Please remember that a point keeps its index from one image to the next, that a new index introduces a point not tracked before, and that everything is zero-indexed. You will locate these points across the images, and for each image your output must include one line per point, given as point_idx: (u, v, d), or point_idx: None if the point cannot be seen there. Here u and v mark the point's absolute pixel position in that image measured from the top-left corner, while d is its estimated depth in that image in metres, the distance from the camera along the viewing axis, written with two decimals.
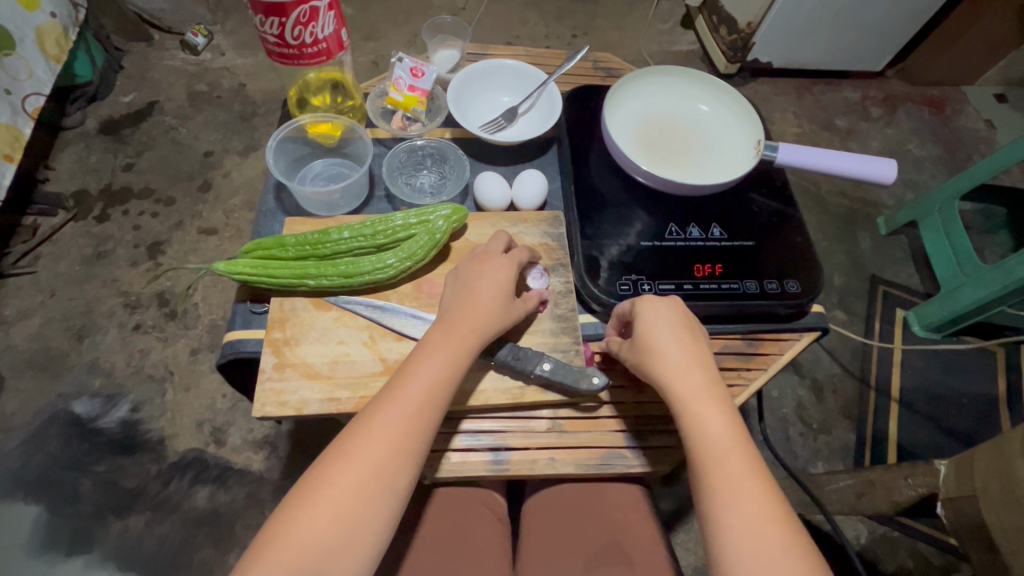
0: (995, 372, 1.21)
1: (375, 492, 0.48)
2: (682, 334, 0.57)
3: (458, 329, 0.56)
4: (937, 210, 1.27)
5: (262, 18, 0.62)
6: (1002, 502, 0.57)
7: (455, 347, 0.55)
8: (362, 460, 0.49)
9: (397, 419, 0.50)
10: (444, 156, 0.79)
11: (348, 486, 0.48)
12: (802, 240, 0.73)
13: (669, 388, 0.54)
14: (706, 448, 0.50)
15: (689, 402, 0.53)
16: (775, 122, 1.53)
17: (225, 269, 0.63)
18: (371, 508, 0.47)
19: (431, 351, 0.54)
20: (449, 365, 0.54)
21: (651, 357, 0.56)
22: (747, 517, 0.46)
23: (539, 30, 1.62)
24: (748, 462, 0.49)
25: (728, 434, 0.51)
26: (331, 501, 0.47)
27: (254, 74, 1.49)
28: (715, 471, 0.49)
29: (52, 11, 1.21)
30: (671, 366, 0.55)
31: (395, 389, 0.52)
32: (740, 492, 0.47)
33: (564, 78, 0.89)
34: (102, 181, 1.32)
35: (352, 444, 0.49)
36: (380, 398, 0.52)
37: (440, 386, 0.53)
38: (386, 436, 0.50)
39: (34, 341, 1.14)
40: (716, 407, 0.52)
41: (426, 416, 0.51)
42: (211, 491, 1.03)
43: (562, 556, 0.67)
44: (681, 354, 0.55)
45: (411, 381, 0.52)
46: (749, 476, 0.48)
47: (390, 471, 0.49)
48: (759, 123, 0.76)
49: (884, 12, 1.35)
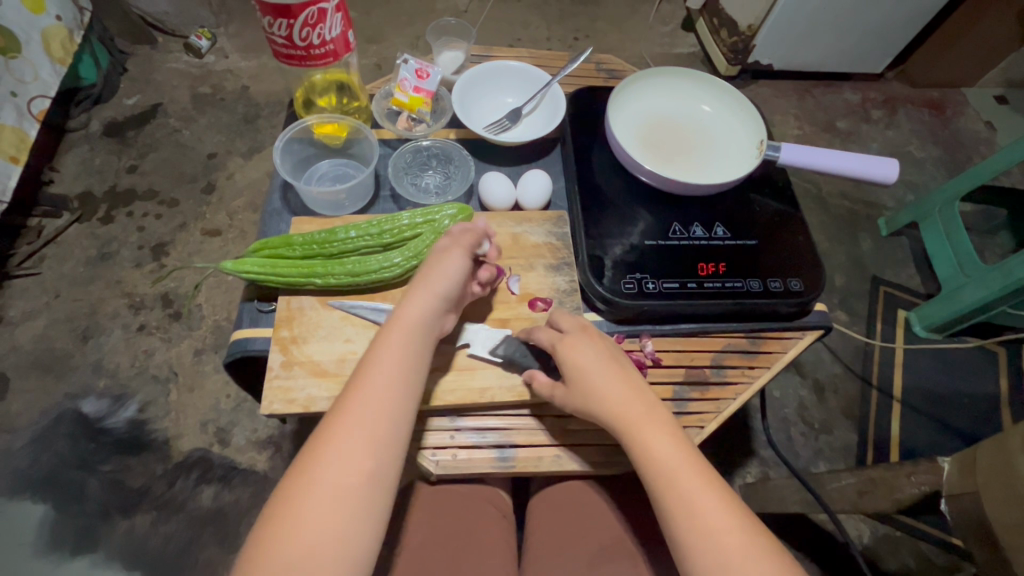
0: (997, 372, 1.22)
1: (357, 494, 0.47)
2: (616, 363, 0.57)
3: (405, 319, 0.55)
4: (938, 210, 1.28)
5: (270, 19, 0.63)
6: (1006, 499, 0.57)
7: (409, 340, 0.54)
8: (336, 467, 0.47)
9: (363, 420, 0.49)
10: (449, 157, 0.79)
11: (318, 492, 0.46)
12: (804, 239, 0.73)
13: (611, 415, 0.54)
14: (660, 469, 0.51)
15: (634, 425, 0.53)
16: (776, 124, 1.54)
17: (232, 268, 0.63)
18: (358, 510, 0.46)
19: (382, 352, 0.53)
20: (408, 358, 0.53)
21: (588, 384, 0.55)
22: (708, 532, 0.47)
23: (540, 32, 1.62)
24: (700, 474, 0.50)
25: (676, 451, 0.51)
26: (313, 511, 0.45)
27: (258, 76, 1.50)
28: (669, 492, 0.50)
29: (57, 14, 1.22)
30: (610, 391, 0.55)
31: (354, 391, 0.51)
32: (699, 511, 0.48)
33: (568, 80, 0.90)
34: (106, 183, 1.33)
35: (320, 455, 0.48)
36: (336, 406, 0.51)
37: (403, 379, 0.52)
38: (350, 438, 0.48)
39: (38, 342, 1.15)
40: (660, 429, 0.53)
41: (387, 415, 0.50)
42: (216, 491, 1.03)
43: (566, 552, 0.67)
44: (617, 377, 0.56)
45: (367, 382, 0.51)
46: (701, 488, 0.49)
47: (369, 471, 0.48)
48: (760, 123, 0.77)
49: (884, 15, 1.36)
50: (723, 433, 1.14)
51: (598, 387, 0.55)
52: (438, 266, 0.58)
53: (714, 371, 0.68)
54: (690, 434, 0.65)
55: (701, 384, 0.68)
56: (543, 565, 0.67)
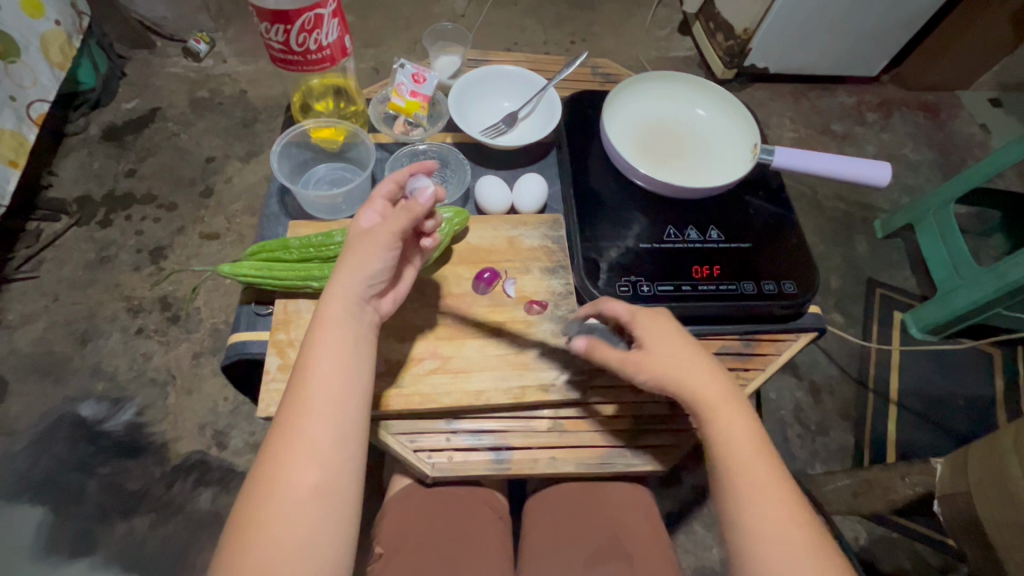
0: (992, 374, 1.22)
1: (310, 496, 0.46)
2: (691, 344, 0.56)
3: (331, 310, 0.52)
4: (933, 212, 1.29)
5: (267, 25, 0.63)
6: (998, 500, 0.57)
7: (344, 331, 0.52)
8: (294, 472, 0.47)
9: (318, 420, 0.48)
10: (445, 161, 0.80)
11: (279, 496, 0.46)
12: (798, 242, 0.74)
13: (690, 393, 0.53)
14: (734, 454, 0.51)
15: (716, 405, 0.53)
16: (772, 127, 1.55)
17: (229, 271, 0.64)
18: (316, 513, 0.46)
19: (320, 348, 0.51)
20: (349, 351, 0.51)
21: (666, 358, 0.54)
22: (776, 526, 0.48)
23: (537, 36, 1.63)
24: (770, 468, 0.51)
25: (752, 440, 0.51)
26: (276, 517, 0.45)
27: (255, 80, 1.51)
28: (744, 475, 0.50)
29: (56, 19, 1.22)
30: (690, 369, 0.54)
31: (298, 389, 0.49)
32: (765, 506, 0.49)
33: (564, 84, 0.91)
34: (104, 187, 1.33)
35: (279, 458, 0.47)
36: (283, 406, 0.49)
37: (345, 373, 0.51)
38: (303, 441, 0.48)
39: (37, 345, 1.15)
40: (739, 410, 0.53)
41: (337, 414, 0.49)
42: (214, 493, 1.04)
43: (562, 552, 0.68)
44: (701, 357, 0.55)
45: (313, 380, 0.50)
46: (771, 482, 0.50)
47: (321, 470, 0.47)
48: (754, 128, 0.78)
49: (877, 19, 1.37)
50: None
51: (675, 363, 0.54)
52: (354, 255, 0.53)
53: None
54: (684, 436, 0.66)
55: None
56: (538, 565, 0.68)
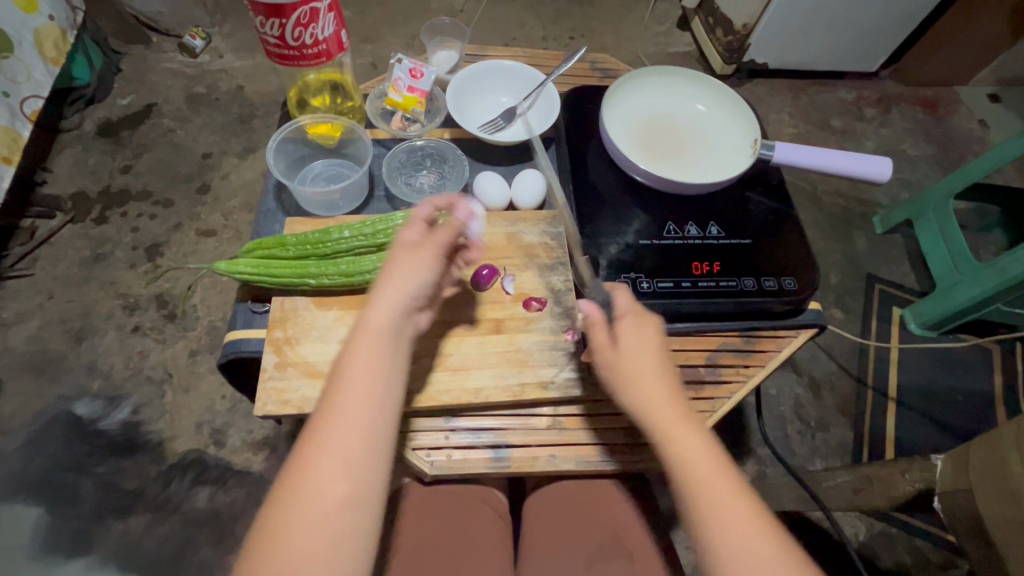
0: (991, 370, 1.22)
1: (336, 508, 0.44)
2: (653, 362, 0.54)
3: (374, 318, 0.51)
4: (932, 207, 1.28)
5: (262, 19, 0.62)
6: (1003, 497, 0.56)
7: (381, 340, 0.50)
8: (320, 482, 0.44)
9: (348, 429, 0.47)
10: (443, 156, 0.79)
11: (307, 508, 0.44)
12: (798, 238, 0.73)
13: (648, 415, 0.53)
14: (691, 478, 0.49)
15: (668, 428, 0.52)
16: (771, 123, 1.54)
17: (226, 269, 0.63)
18: (339, 526, 0.44)
19: (356, 356, 0.50)
20: (383, 360, 0.50)
21: (631, 373, 0.54)
22: (745, 546, 0.46)
23: (536, 31, 1.62)
24: (733, 485, 0.49)
25: (710, 458, 0.50)
26: (297, 530, 0.43)
27: (252, 76, 1.50)
28: (702, 499, 0.48)
29: (49, 14, 1.21)
30: (647, 389, 0.53)
31: (331, 396, 0.48)
32: (734, 526, 0.47)
33: (562, 79, 0.90)
34: (100, 183, 1.32)
35: (305, 467, 0.45)
36: (316, 414, 0.48)
37: (378, 383, 0.49)
38: (334, 450, 0.46)
39: (32, 344, 1.14)
40: (692, 430, 0.52)
41: (371, 424, 0.47)
42: (211, 492, 1.03)
43: (562, 552, 0.68)
44: (659, 373, 0.54)
45: (347, 388, 0.48)
46: (736, 500, 0.48)
47: (347, 482, 0.45)
48: (755, 123, 0.77)
49: (877, 14, 1.36)
50: (719, 431, 1.14)
51: (641, 380, 0.53)
52: (402, 267, 0.53)
53: (709, 371, 0.68)
54: None
55: (696, 382, 0.68)
56: (539, 565, 0.68)
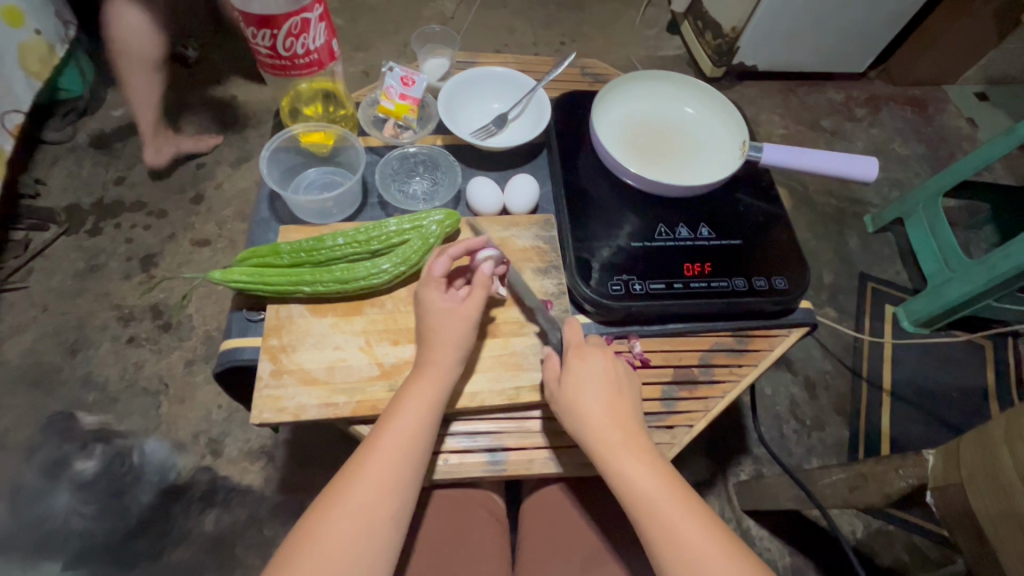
0: (984, 365, 1.23)
1: (371, 526, 0.51)
2: (607, 391, 0.58)
3: (440, 356, 0.58)
4: (921, 207, 1.30)
5: (254, 30, 0.63)
6: (1001, 493, 0.55)
7: (439, 378, 0.57)
8: (355, 501, 0.51)
9: (391, 449, 0.53)
10: (435, 163, 0.80)
11: (349, 509, 0.51)
12: (789, 239, 0.74)
13: (591, 433, 0.56)
14: (641, 499, 0.53)
15: (616, 451, 0.55)
16: (762, 124, 1.55)
17: (220, 278, 0.63)
18: (371, 533, 0.50)
19: (417, 387, 0.57)
20: (436, 395, 0.56)
21: (574, 396, 0.57)
22: (679, 540, 0.51)
23: (527, 37, 1.64)
24: (666, 491, 0.54)
25: (649, 471, 0.54)
26: (331, 540, 0.49)
27: (245, 86, 1.50)
28: (650, 519, 0.52)
29: (36, 28, 1.19)
30: (582, 402, 0.57)
31: (384, 432, 0.54)
32: (680, 536, 0.51)
33: (552, 85, 0.91)
34: (93, 196, 1.32)
35: (353, 481, 0.52)
36: (373, 435, 0.55)
37: (429, 416, 0.55)
38: (382, 464, 0.53)
39: (27, 357, 1.14)
40: (640, 452, 0.56)
41: (416, 444, 0.54)
42: (217, 514, 1.03)
43: (556, 556, 0.68)
44: (605, 399, 0.57)
45: (403, 415, 0.55)
46: (680, 513, 0.53)
47: (390, 499, 0.52)
48: (742, 125, 0.78)
49: (863, 15, 1.38)
50: (716, 431, 1.14)
51: (569, 389, 0.58)
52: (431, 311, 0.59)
53: (702, 370, 0.69)
54: (680, 433, 0.66)
55: (689, 382, 0.68)
56: (536, 568, 0.68)
